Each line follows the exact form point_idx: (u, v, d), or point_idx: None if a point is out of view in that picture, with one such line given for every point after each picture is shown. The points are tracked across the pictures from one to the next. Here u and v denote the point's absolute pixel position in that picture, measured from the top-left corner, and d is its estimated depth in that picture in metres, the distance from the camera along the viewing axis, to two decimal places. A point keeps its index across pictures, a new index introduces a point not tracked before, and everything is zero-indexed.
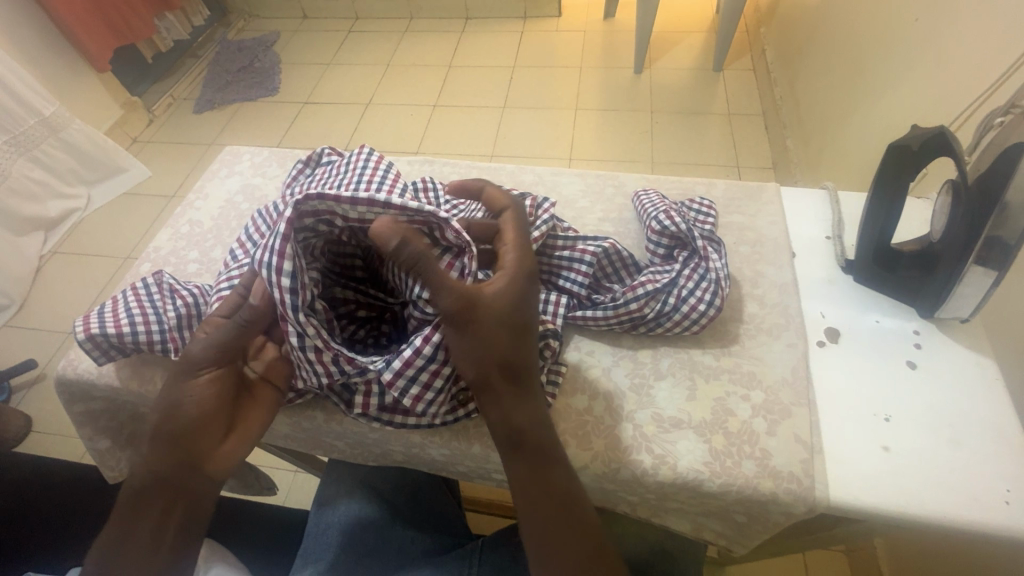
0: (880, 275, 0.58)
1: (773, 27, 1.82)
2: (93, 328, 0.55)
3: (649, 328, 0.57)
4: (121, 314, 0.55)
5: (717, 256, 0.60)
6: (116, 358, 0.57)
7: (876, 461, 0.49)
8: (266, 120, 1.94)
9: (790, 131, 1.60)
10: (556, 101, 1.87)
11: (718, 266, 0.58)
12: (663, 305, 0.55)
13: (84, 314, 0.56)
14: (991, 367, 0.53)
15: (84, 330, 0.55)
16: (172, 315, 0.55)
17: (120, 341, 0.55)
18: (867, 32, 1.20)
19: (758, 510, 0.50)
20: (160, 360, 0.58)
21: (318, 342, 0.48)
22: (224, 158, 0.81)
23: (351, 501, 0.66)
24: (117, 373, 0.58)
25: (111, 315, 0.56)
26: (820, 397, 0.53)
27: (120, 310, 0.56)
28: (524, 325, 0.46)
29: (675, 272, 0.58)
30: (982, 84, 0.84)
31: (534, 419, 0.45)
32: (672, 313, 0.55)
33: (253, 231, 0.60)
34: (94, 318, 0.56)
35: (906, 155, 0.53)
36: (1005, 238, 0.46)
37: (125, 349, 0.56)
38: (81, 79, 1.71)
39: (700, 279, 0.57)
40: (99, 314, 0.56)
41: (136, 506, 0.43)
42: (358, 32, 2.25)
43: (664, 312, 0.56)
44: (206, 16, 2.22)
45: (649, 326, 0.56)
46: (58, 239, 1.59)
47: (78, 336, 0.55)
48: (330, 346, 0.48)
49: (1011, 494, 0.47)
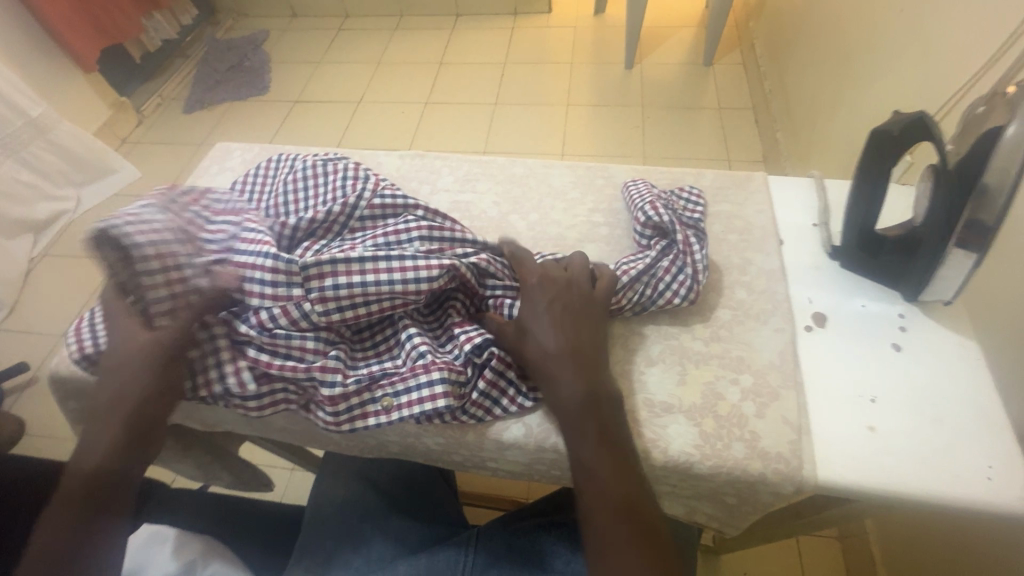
0: (865, 260, 0.59)
1: (761, 21, 1.84)
2: (90, 345, 0.55)
3: (632, 310, 0.58)
4: None
5: (699, 247, 0.60)
6: None
7: (864, 441, 0.50)
8: (256, 119, 1.93)
9: (780, 124, 1.61)
10: (547, 97, 1.87)
11: (699, 256, 0.59)
12: (645, 289, 0.57)
13: (74, 327, 0.57)
14: (974, 347, 0.54)
15: (78, 348, 0.55)
16: None
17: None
18: (854, 24, 1.21)
19: (748, 491, 0.51)
20: None
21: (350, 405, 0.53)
22: (215, 154, 0.82)
23: (346, 492, 0.68)
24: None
25: (100, 325, 0.56)
26: (808, 379, 0.54)
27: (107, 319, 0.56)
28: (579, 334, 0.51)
29: (658, 259, 0.59)
30: (964, 73, 0.85)
31: (583, 405, 0.48)
32: (652, 295, 0.57)
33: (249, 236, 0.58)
34: (84, 334, 0.56)
35: (887, 140, 0.54)
36: (984, 220, 0.48)
37: None
38: (69, 81, 1.70)
39: (682, 267, 0.58)
40: (89, 327, 0.56)
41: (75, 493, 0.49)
42: (348, 31, 2.25)
43: (647, 295, 0.57)
44: (195, 15, 2.20)
45: (631, 309, 0.58)
46: (48, 241, 1.58)
47: (73, 356, 0.55)
48: (362, 405, 0.53)
49: (993, 470, 0.48)
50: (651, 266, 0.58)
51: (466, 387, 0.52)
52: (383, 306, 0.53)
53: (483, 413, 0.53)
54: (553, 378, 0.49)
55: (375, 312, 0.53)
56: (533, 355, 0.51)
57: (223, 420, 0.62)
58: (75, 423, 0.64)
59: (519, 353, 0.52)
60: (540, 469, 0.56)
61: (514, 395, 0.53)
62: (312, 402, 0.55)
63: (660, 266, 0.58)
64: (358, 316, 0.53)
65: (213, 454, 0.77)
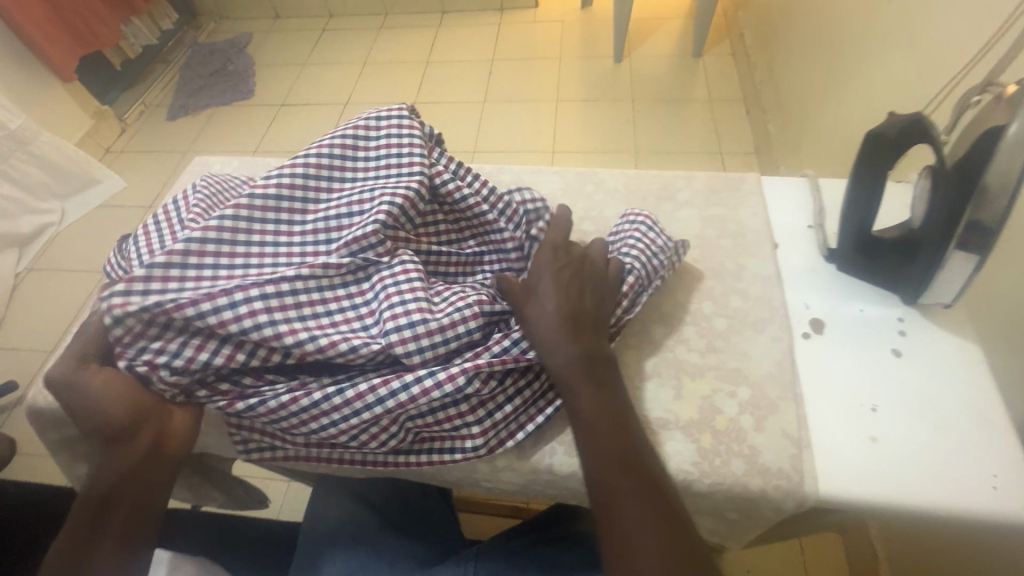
0: (861, 263, 0.58)
1: (749, 10, 1.81)
2: None
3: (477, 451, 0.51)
4: None
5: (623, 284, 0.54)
6: None
7: (864, 451, 0.49)
8: (242, 124, 1.89)
9: (771, 115, 1.60)
10: (536, 94, 1.85)
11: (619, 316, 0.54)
12: (466, 416, 0.51)
13: None
14: (974, 350, 0.53)
15: None
16: None
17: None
18: (844, 16, 1.19)
19: (748, 508, 0.49)
20: None
21: (288, 452, 0.54)
22: (192, 169, 0.81)
23: (339, 514, 0.65)
24: None
25: None
26: (807, 389, 0.53)
27: None
28: (576, 312, 0.50)
29: (514, 392, 0.52)
30: (957, 63, 0.84)
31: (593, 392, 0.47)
32: (500, 436, 0.51)
33: (163, 234, 0.59)
34: None
35: (883, 141, 0.52)
36: (986, 222, 0.46)
37: None
38: (49, 91, 1.68)
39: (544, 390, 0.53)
40: None
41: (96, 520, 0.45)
42: (332, 31, 2.21)
43: (484, 445, 0.51)
44: (175, 19, 2.16)
45: (452, 458, 0.52)
46: (33, 255, 1.57)
47: None
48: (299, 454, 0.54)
49: (999, 479, 0.47)
50: (489, 403, 0.51)
51: (274, 453, 0.54)
52: (252, 297, 0.48)
53: (422, 457, 0.52)
54: (528, 301, 0.51)
55: (235, 289, 0.48)
56: (540, 328, 0.49)
57: (210, 445, 0.60)
58: (55, 452, 0.63)
59: (517, 309, 0.51)
60: (535, 488, 0.55)
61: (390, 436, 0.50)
62: (270, 441, 0.53)
63: (520, 398, 0.52)
64: (271, 291, 0.49)
65: (205, 475, 0.72)
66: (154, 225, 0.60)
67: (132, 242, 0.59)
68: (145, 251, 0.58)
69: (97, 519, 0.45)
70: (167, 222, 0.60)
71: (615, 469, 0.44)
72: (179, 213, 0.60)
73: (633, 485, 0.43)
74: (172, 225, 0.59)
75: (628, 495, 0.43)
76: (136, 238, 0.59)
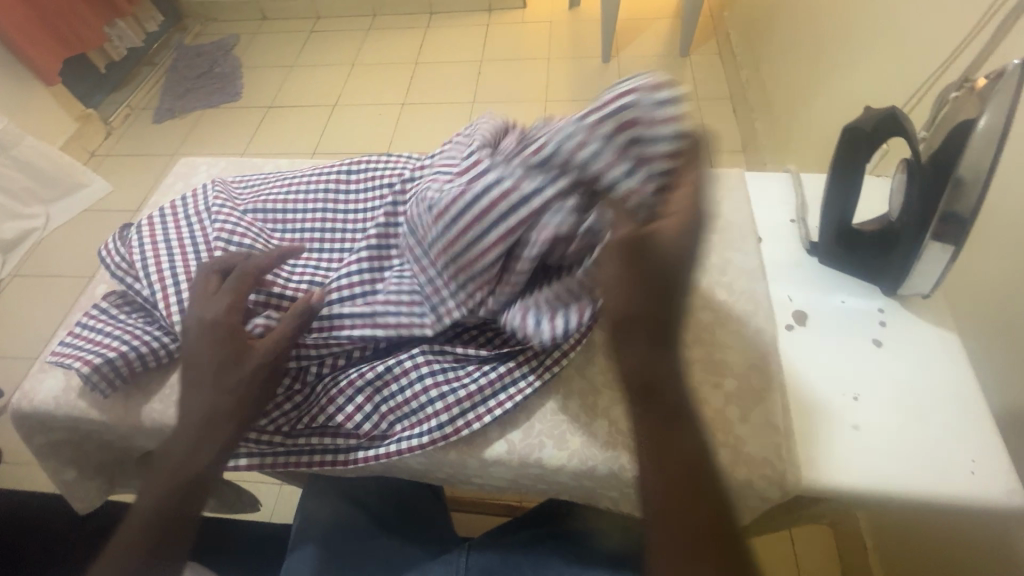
0: (842, 255, 0.59)
1: (735, 10, 1.83)
2: (97, 359, 0.55)
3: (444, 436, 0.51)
4: (106, 340, 0.56)
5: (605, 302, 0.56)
6: (119, 387, 0.57)
7: (846, 440, 0.50)
8: (229, 127, 1.88)
9: (757, 113, 1.62)
10: (525, 93, 1.86)
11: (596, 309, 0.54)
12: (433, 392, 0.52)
13: (73, 353, 0.56)
14: (952, 338, 0.54)
15: (85, 364, 0.55)
16: (163, 339, 0.57)
17: (127, 366, 0.56)
18: (827, 14, 1.21)
19: (735, 497, 0.50)
20: (143, 390, 0.58)
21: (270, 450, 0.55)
22: (179, 171, 0.81)
23: (333, 516, 0.65)
24: (96, 402, 0.58)
25: (96, 347, 0.56)
26: (788, 378, 0.54)
27: (105, 340, 0.56)
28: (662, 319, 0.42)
29: (492, 367, 0.53)
30: (935, 59, 0.85)
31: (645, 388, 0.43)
32: (465, 417, 0.52)
33: (170, 227, 0.60)
34: (88, 351, 0.56)
35: (860, 136, 0.53)
36: (960, 214, 0.47)
37: (130, 372, 0.57)
38: (32, 94, 1.66)
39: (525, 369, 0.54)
40: (87, 349, 0.56)
41: (169, 525, 0.47)
42: (321, 32, 2.20)
43: (448, 423, 0.52)
44: (160, 21, 2.14)
45: (417, 443, 0.51)
46: (17, 261, 1.55)
47: (81, 370, 0.54)
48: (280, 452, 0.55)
49: (976, 464, 0.48)
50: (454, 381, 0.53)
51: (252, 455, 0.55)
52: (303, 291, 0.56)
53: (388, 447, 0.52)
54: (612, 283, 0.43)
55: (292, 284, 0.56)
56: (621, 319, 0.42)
57: None
58: (41, 458, 0.63)
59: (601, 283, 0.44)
60: (525, 483, 0.56)
61: (365, 412, 0.53)
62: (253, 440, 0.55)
63: (488, 378, 0.53)
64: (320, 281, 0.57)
65: None
66: (157, 218, 0.61)
67: (134, 235, 0.60)
68: (148, 245, 0.59)
69: (168, 522, 0.47)
70: (169, 218, 0.61)
71: (678, 512, 0.40)
72: (191, 206, 0.62)
73: (679, 498, 0.40)
74: (177, 220, 0.61)
75: (671, 507, 0.40)
76: (139, 230, 0.60)
